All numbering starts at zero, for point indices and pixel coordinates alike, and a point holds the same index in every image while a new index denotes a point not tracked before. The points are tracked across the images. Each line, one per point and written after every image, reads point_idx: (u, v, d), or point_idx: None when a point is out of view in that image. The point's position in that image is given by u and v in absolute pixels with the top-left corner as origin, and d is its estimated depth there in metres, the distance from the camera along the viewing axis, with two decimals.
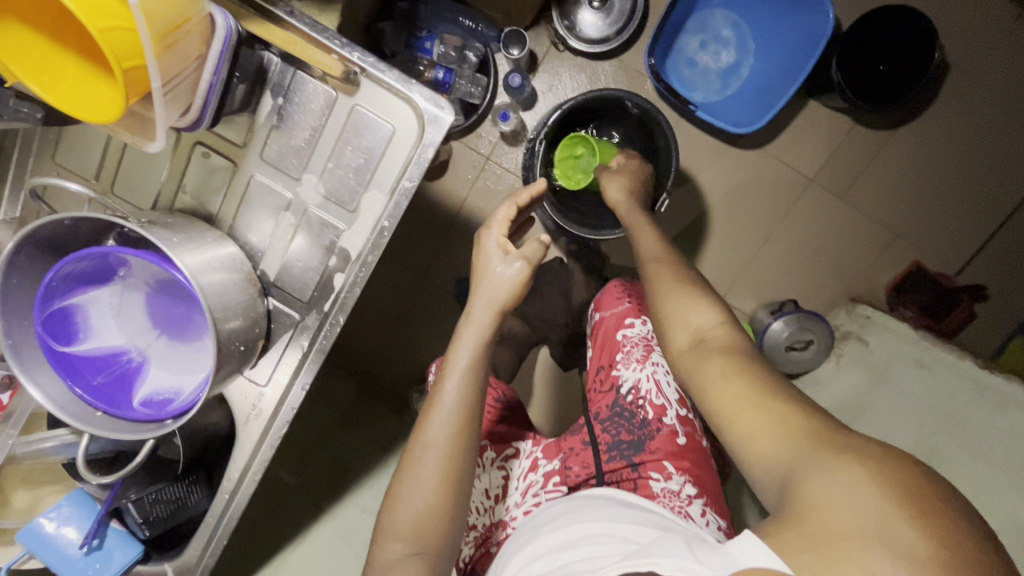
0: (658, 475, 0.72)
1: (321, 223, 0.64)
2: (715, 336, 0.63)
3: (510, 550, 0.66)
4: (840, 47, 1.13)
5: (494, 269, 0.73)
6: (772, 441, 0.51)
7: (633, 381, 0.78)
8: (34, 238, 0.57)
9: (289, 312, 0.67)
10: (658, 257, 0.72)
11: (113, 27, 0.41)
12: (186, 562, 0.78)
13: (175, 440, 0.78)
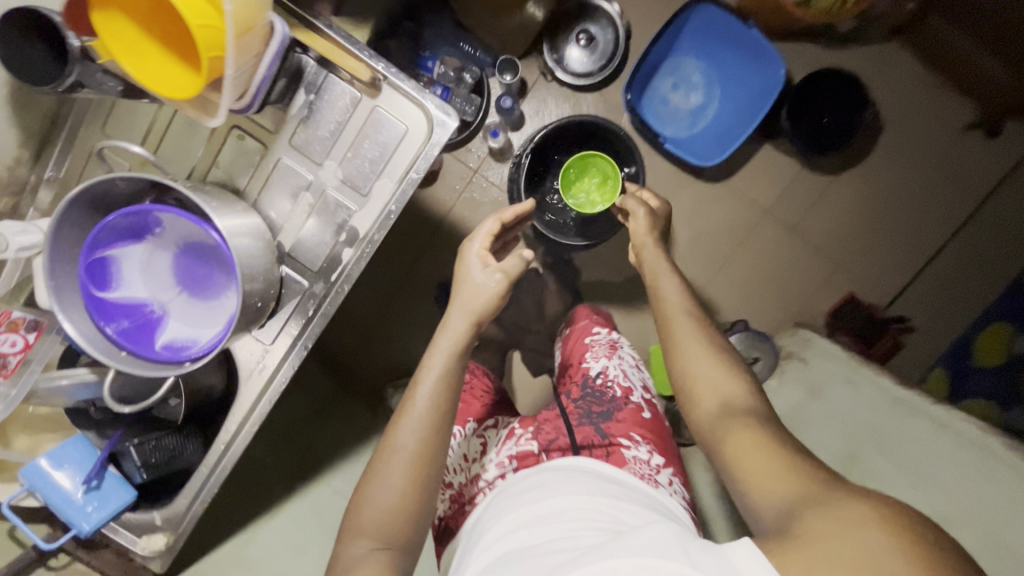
0: (628, 443, 0.79)
1: (336, 203, 0.74)
2: (726, 389, 0.71)
3: (492, 515, 0.70)
4: (790, 98, 1.33)
5: (474, 278, 0.85)
6: (782, 484, 0.57)
7: (602, 368, 0.90)
8: (86, 194, 0.65)
9: (299, 280, 0.77)
10: (685, 315, 0.79)
11: (205, 25, 0.52)
12: (175, 512, 0.85)
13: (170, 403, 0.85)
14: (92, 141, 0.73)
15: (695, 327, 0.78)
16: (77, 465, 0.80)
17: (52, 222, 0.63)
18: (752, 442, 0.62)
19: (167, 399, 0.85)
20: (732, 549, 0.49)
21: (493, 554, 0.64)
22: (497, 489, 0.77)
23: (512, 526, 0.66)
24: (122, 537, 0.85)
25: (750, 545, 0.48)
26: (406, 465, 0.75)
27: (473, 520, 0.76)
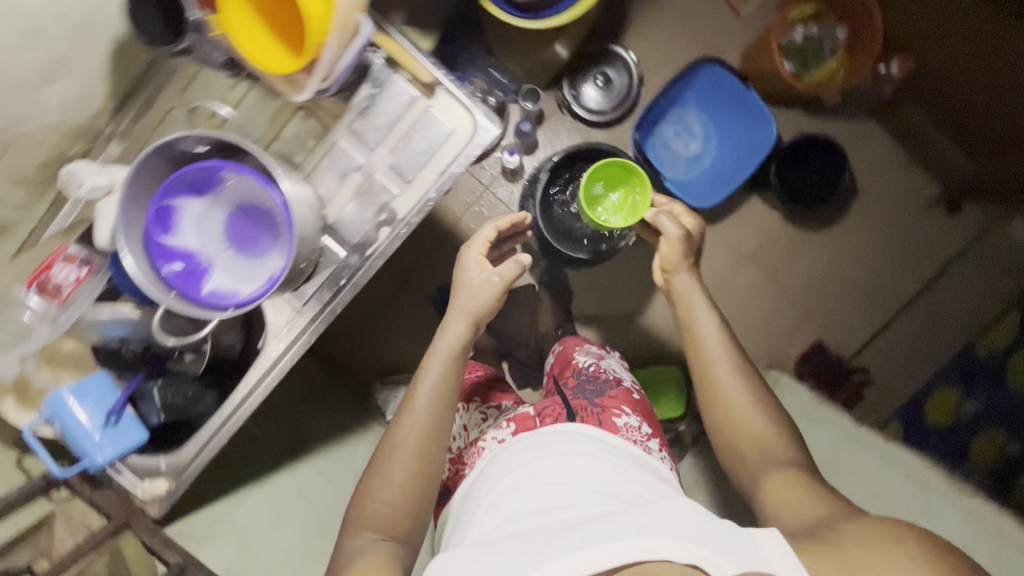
0: (620, 413, 0.86)
1: (381, 187, 0.83)
2: (763, 432, 0.73)
3: (505, 476, 0.76)
4: (778, 159, 1.48)
5: (473, 279, 0.93)
6: (811, 512, 0.60)
7: (595, 357, 1.00)
8: (163, 149, 0.72)
9: (336, 250, 0.84)
10: (732, 355, 0.80)
11: (316, 16, 0.63)
12: (179, 460, 0.88)
13: (184, 358, 0.89)
14: (170, 103, 0.81)
15: (728, 361, 0.79)
16: (99, 401, 0.83)
17: (131, 170, 0.70)
18: (789, 487, 0.65)
19: (183, 354, 0.89)
20: (761, 534, 0.55)
21: (502, 510, 0.71)
22: (502, 449, 0.82)
23: (519, 487, 0.73)
24: (124, 479, 0.88)
25: (777, 534, 0.55)
26: (417, 437, 0.83)
27: (475, 476, 0.83)
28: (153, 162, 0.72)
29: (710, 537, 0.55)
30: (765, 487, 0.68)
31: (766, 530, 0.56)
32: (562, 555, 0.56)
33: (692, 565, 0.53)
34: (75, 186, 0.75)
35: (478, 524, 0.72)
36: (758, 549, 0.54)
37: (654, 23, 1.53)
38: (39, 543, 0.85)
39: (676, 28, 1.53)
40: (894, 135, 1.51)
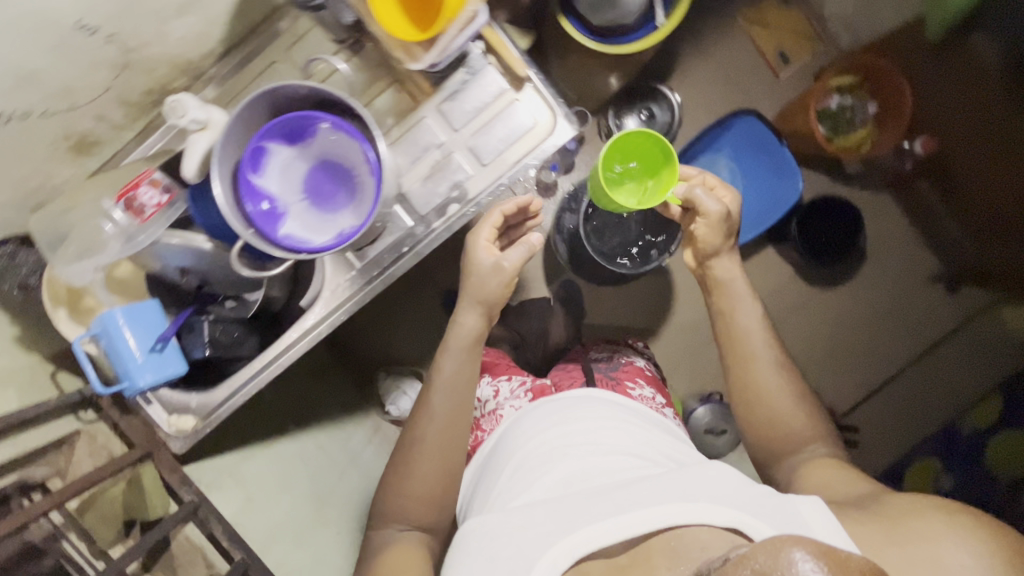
0: (634, 385, 0.96)
1: (458, 165, 0.87)
2: (796, 417, 0.77)
3: (535, 438, 0.78)
4: (800, 213, 1.48)
5: (482, 264, 0.86)
6: (853, 488, 0.66)
7: (609, 348, 1.08)
8: (272, 94, 0.77)
9: (404, 221, 0.88)
10: (783, 368, 0.80)
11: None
12: (211, 399, 0.90)
13: (223, 305, 0.90)
14: (275, 58, 0.86)
15: (764, 347, 0.81)
16: (151, 326, 0.84)
17: (240, 107, 0.74)
18: (825, 472, 0.70)
19: (225, 301, 0.91)
20: (807, 505, 0.59)
21: (529, 472, 0.73)
22: (531, 413, 0.84)
23: (545, 450, 0.75)
24: (153, 410, 0.89)
25: (822, 506, 0.59)
26: (445, 413, 0.82)
27: (501, 440, 0.85)
28: (251, 104, 0.76)
29: (750, 503, 0.57)
30: (800, 468, 0.73)
31: (810, 500, 0.60)
32: (598, 519, 0.58)
33: (729, 528, 0.54)
34: (179, 114, 0.78)
35: (505, 484, 0.74)
36: (801, 517, 0.57)
37: (698, 64, 1.50)
38: (56, 459, 0.82)
39: (716, 76, 1.50)
40: (907, 209, 1.53)
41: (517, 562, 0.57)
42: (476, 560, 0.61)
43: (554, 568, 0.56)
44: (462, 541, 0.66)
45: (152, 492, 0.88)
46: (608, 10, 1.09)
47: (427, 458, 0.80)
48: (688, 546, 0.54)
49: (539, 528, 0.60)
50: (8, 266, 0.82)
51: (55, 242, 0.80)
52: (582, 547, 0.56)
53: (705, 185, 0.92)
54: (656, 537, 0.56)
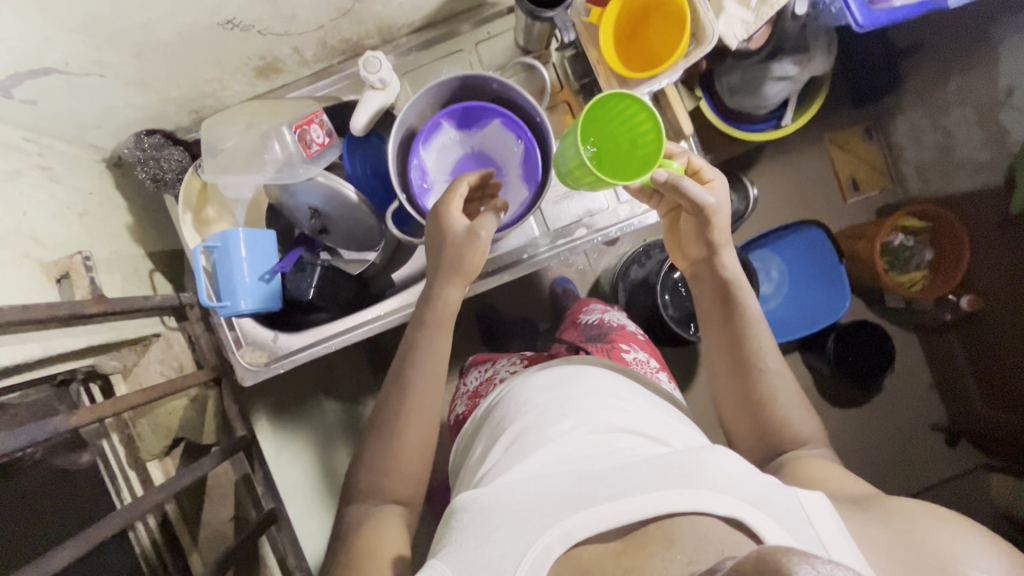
0: (628, 349, 0.92)
1: (596, 196, 0.91)
2: (796, 418, 0.70)
3: (526, 413, 0.69)
4: (838, 331, 1.42)
5: (456, 239, 0.70)
6: (851, 488, 0.59)
7: (600, 311, 1.04)
8: (463, 79, 0.80)
9: (531, 230, 0.92)
10: (775, 356, 0.74)
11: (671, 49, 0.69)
12: (293, 342, 0.89)
13: (323, 254, 0.91)
14: (463, 45, 0.89)
15: (770, 345, 0.74)
16: (267, 255, 0.84)
17: (433, 82, 0.77)
18: (825, 470, 0.63)
19: (320, 252, 0.91)
20: (809, 496, 0.50)
21: (523, 443, 0.64)
22: (525, 386, 0.75)
23: (539, 421, 0.66)
24: (231, 336, 0.87)
25: (827, 501, 0.50)
26: (428, 368, 0.70)
27: (498, 405, 0.77)
28: (445, 83, 0.79)
29: (751, 491, 0.49)
30: (791, 466, 0.66)
31: (814, 491, 0.51)
32: (592, 504, 0.49)
33: (727, 519, 0.47)
34: (373, 70, 0.78)
35: (498, 455, 0.65)
36: (804, 511, 0.49)
37: (783, 166, 1.51)
38: (127, 356, 0.80)
39: (793, 181, 1.51)
40: (929, 358, 1.53)
41: (501, 544, 0.49)
42: (454, 536, 0.52)
43: (547, 555, 0.48)
44: (446, 518, 0.57)
45: (210, 416, 0.88)
46: (746, 98, 1.12)
47: (416, 419, 0.68)
48: (684, 537, 0.46)
49: (527, 508, 0.51)
50: (147, 157, 0.82)
51: (213, 150, 0.80)
52: (577, 532, 0.48)
53: (690, 168, 0.77)
54: (652, 526, 0.48)
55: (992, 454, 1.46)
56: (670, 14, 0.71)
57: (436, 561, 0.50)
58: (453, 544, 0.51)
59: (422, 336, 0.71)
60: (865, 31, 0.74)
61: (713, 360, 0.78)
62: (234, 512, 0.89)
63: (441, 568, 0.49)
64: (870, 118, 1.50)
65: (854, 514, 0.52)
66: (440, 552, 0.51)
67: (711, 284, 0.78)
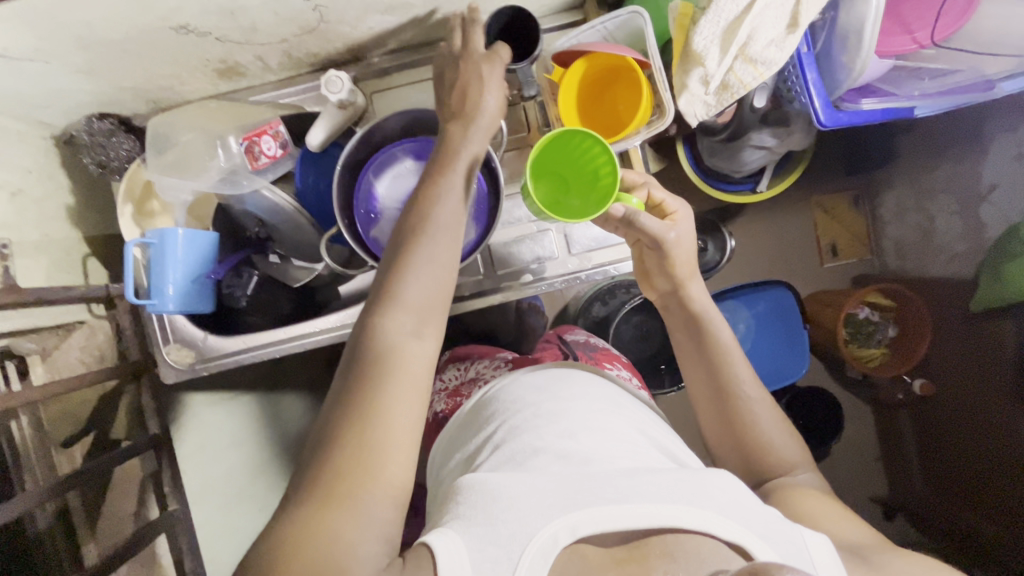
0: (610, 365, 0.92)
1: (546, 243, 0.91)
2: (782, 446, 0.68)
3: (511, 408, 0.67)
4: (792, 395, 1.42)
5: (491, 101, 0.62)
6: (849, 529, 0.57)
7: (583, 336, 1.03)
8: (421, 113, 0.81)
9: (475, 270, 0.91)
10: (752, 384, 0.70)
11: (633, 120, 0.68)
12: (223, 346, 0.89)
13: (269, 258, 0.89)
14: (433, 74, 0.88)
15: (747, 373, 0.71)
16: (204, 257, 0.83)
17: (389, 115, 0.78)
18: (816, 504, 0.61)
19: (269, 254, 0.89)
20: (812, 537, 0.52)
21: (517, 434, 0.62)
22: (504, 389, 0.73)
23: (528, 417, 0.64)
24: (161, 331, 0.87)
25: (827, 542, 0.52)
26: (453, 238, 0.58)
27: (483, 406, 0.73)
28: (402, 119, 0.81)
29: (758, 523, 0.51)
30: (781, 498, 0.62)
31: (818, 536, 0.52)
32: (601, 502, 0.50)
33: (732, 544, 0.48)
34: (335, 91, 0.77)
35: (487, 451, 0.64)
36: (808, 553, 0.50)
37: (761, 226, 1.50)
38: (47, 339, 0.79)
39: (769, 239, 1.50)
40: (880, 435, 1.48)
41: (508, 524, 0.48)
42: (453, 512, 0.51)
43: (554, 543, 0.47)
44: (437, 505, 0.55)
45: (120, 414, 0.88)
46: (723, 162, 1.11)
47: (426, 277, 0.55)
48: (686, 555, 0.47)
49: (535, 496, 0.50)
50: (95, 144, 0.81)
51: (162, 146, 0.80)
52: (585, 527, 0.48)
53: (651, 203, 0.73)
54: (654, 537, 0.49)
55: (926, 533, 1.40)
56: (630, 82, 0.70)
57: (444, 529, 0.48)
58: (455, 519, 0.49)
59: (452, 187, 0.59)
60: (827, 129, 0.73)
61: (694, 387, 0.73)
62: (137, 508, 0.87)
63: (448, 532, 0.48)
64: (858, 186, 1.47)
65: (854, 562, 0.52)
66: (448, 522, 0.49)
67: (686, 314, 0.73)
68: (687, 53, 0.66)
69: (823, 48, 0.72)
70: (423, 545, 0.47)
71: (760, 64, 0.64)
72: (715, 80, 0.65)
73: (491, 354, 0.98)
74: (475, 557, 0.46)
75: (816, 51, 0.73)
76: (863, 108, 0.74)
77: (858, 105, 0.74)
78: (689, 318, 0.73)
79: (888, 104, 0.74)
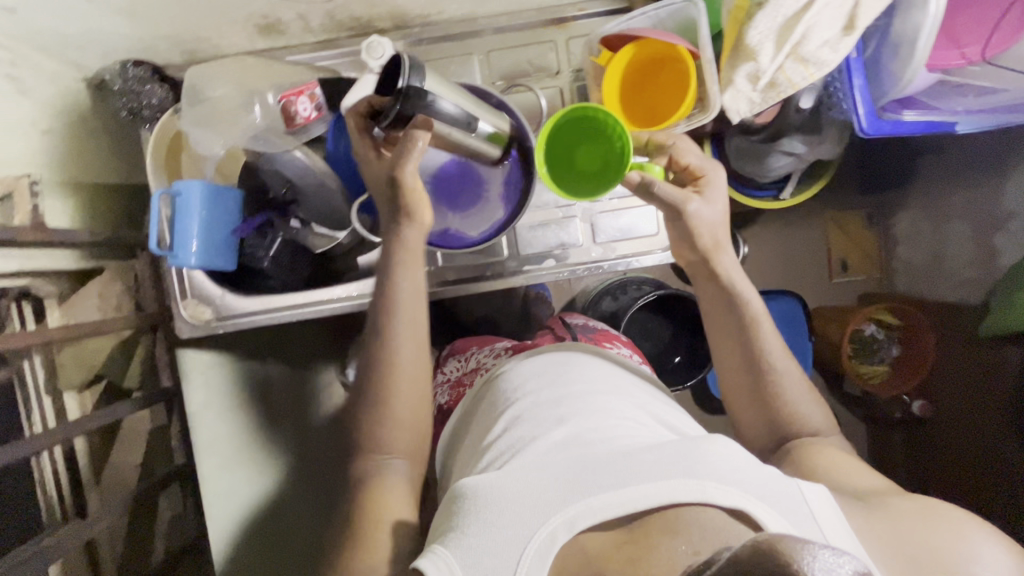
0: (610, 344, 0.94)
1: (571, 229, 0.90)
2: (806, 411, 0.67)
3: (517, 399, 0.68)
4: None
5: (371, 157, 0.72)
6: (866, 482, 0.59)
7: (583, 321, 1.03)
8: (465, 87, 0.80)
9: (499, 250, 0.90)
10: (779, 350, 0.68)
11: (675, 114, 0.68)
12: (242, 304, 0.89)
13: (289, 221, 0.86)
14: (474, 50, 0.87)
15: (777, 345, 0.69)
16: (227, 214, 0.83)
17: None
18: (838, 462, 0.61)
19: (291, 218, 0.86)
20: (811, 489, 0.52)
21: (525, 427, 0.64)
22: (516, 375, 0.74)
23: (530, 408, 0.66)
24: (179, 287, 0.87)
25: (827, 494, 0.52)
26: (410, 335, 0.69)
27: (493, 382, 0.77)
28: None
29: (754, 482, 0.51)
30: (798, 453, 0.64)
31: (816, 486, 0.52)
32: (596, 492, 0.51)
33: (731, 510, 0.48)
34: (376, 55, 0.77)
35: (496, 436, 0.66)
36: (809, 508, 0.50)
37: (777, 235, 1.50)
38: (64, 283, 0.79)
39: (781, 248, 1.50)
40: (875, 455, 1.49)
41: (504, 529, 0.50)
42: (455, 520, 0.53)
43: (553, 541, 0.49)
44: (443, 507, 0.58)
45: (137, 359, 0.86)
46: (748, 165, 1.10)
47: (389, 404, 0.67)
48: (687, 527, 0.47)
49: (531, 493, 0.52)
50: (128, 89, 0.80)
51: (196, 99, 0.79)
52: (581, 520, 0.49)
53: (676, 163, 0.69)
54: (654, 514, 0.49)
55: None
56: (677, 72, 0.70)
57: (436, 547, 0.51)
58: (452, 531, 0.52)
59: (401, 287, 0.70)
60: (868, 137, 0.73)
61: (720, 352, 0.72)
62: (141, 461, 0.87)
63: (440, 552, 0.50)
64: (871, 206, 1.48)
65: (859, 509, 0.54)
66: (442, 539, 0.52)
67: (715, 284, 0.71)
68: (738, 47, 0.66)
69: (873, 54, 0.72)
70: (419, 568, 0.50)
71: (811, 64, 0.65)
72: (766, 76, 0.65)
73: (487, 343, 0.97)
74: (472, 568, 0.49)
75: (866, 56, 0.73)
76: (905, 119, 0.74)
77: (900, 116, 0.75)
78: (721, 290, 0.71)
79: (930, 118, 0.75)
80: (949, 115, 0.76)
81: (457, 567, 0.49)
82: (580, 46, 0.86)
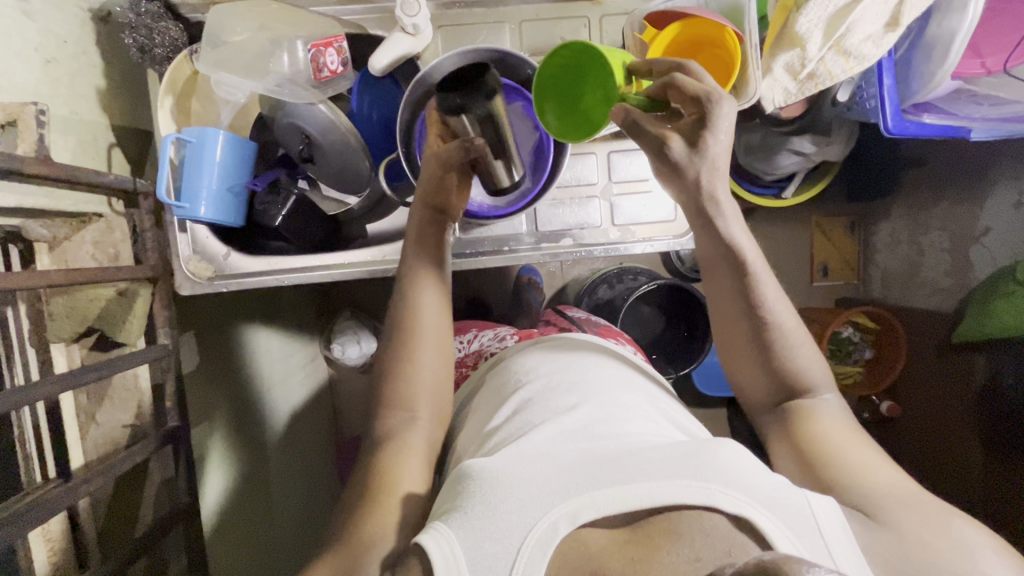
0: (615, 339, 0.92)
1: (591, 210, 0.89)
2: (812, 361, 0.66)
3: (527, 387, 0.66)
4: None
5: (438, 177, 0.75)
6: (877, 477, 0.56)
7: (584, 314, 1.03)
8: (499, 54, 0.79)
9: (518, 225, 0.89)
10: (777, 317, 0.65)
11: None
12: (245, 266, 0.85)
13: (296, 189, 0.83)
14: (507, 18, 0.85)
15: (777, 301, 0.66)
16: (242, 167, 0.80)
17: (465, 50, 0.76)
18: (837, 432, 0.61)
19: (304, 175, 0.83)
20: (818, 500, 0.49)
21: (530, 416, 0.61)
22: (527, 364, 0.71)
23: (537, 398, 0.64)
24: (181, 238, 0.83)
25: (836, 507, 0.49)
26: (435, 346, 0.71)
27: (501, 363, 0.77)
28: (459, 59, 0.78)
29: (761, 491, 0.48)
30: (791, 419, 0.64)
31: (824, 497, 0.50)
32: (601, 486, 0.48)
33: (734, 517, 0.46)
34: (411, 13, 0.75)
35: (503, 419, 0.64)
36: (814, 518, 0.47)
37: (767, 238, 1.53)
38: (60, 228, 0.72)
39: (770, 247, 1.49)
40: None
41: (507, 516, 0.48)
42: (455, 502, 0.51)
43: (553, 533, 0.46)
44: (445, 487, 0.55)
45: (136, 316, 0.78)
46: (757, 161, 1.10)
47: (420, 400, 0.68)
48: (691, 533, 0.45)
49: (534, 482, 0.49)
50: (140, 24, 0.75)
51: (215, 40, 0.75)
52: (585, 513, 0.47)
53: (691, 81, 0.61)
54: (657, 517, 0.47)
55: None
56: (715, 56, 0.70)
57: (438, 525, 0.49)
58: (454, 511, 0.50)
59: (426, 309, 0.72)
60: (892, 136, 0.79)
61: (719, 323, 0.69)
62: (132, 421, 0.83)
63: (441, 530, 0.48)
64: (855, 213, 1.48)
65: (863, 522, 0.51)
66: (445, 517, 0.50)
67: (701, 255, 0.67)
68: (782, 35, 0.74)
69: (905, 54, 0.78)
70: (421, 546, 0.48)
71: (852, 57, 0.73)
72: (807, 68, 0.74)
73: (489, 328, 0.97)
74: (472, 552, 0.46)
75: (895, 58, 0.79)
76: (926, 121, 0.80)
77: (921, 119, 0.80)
78: (730, 259, 0.66)
79: (948, 122, 0.81)
80: (965, 121, 0.81)
81: (460, 551, 0.46)
82: (614, 25, 0.85)
